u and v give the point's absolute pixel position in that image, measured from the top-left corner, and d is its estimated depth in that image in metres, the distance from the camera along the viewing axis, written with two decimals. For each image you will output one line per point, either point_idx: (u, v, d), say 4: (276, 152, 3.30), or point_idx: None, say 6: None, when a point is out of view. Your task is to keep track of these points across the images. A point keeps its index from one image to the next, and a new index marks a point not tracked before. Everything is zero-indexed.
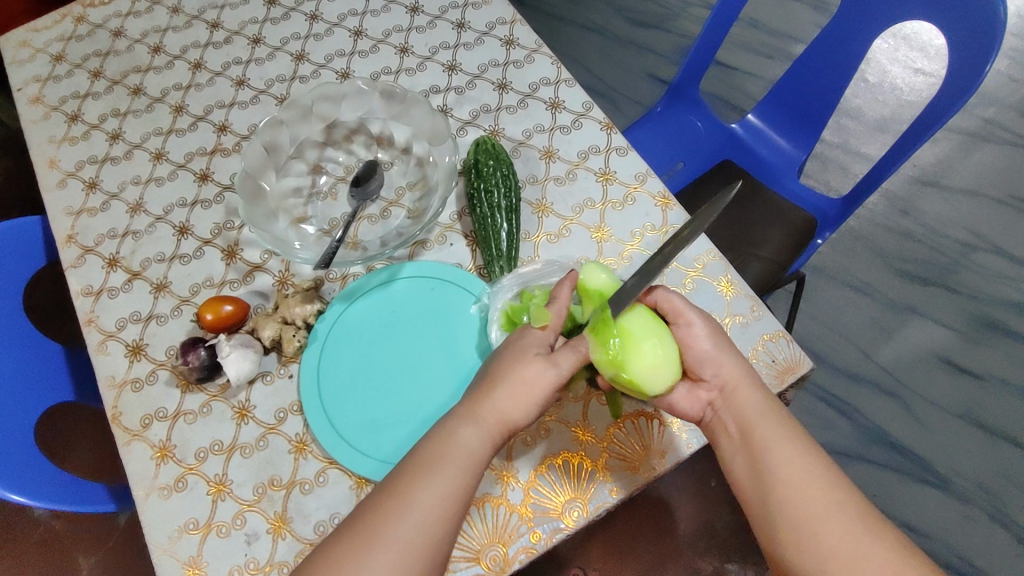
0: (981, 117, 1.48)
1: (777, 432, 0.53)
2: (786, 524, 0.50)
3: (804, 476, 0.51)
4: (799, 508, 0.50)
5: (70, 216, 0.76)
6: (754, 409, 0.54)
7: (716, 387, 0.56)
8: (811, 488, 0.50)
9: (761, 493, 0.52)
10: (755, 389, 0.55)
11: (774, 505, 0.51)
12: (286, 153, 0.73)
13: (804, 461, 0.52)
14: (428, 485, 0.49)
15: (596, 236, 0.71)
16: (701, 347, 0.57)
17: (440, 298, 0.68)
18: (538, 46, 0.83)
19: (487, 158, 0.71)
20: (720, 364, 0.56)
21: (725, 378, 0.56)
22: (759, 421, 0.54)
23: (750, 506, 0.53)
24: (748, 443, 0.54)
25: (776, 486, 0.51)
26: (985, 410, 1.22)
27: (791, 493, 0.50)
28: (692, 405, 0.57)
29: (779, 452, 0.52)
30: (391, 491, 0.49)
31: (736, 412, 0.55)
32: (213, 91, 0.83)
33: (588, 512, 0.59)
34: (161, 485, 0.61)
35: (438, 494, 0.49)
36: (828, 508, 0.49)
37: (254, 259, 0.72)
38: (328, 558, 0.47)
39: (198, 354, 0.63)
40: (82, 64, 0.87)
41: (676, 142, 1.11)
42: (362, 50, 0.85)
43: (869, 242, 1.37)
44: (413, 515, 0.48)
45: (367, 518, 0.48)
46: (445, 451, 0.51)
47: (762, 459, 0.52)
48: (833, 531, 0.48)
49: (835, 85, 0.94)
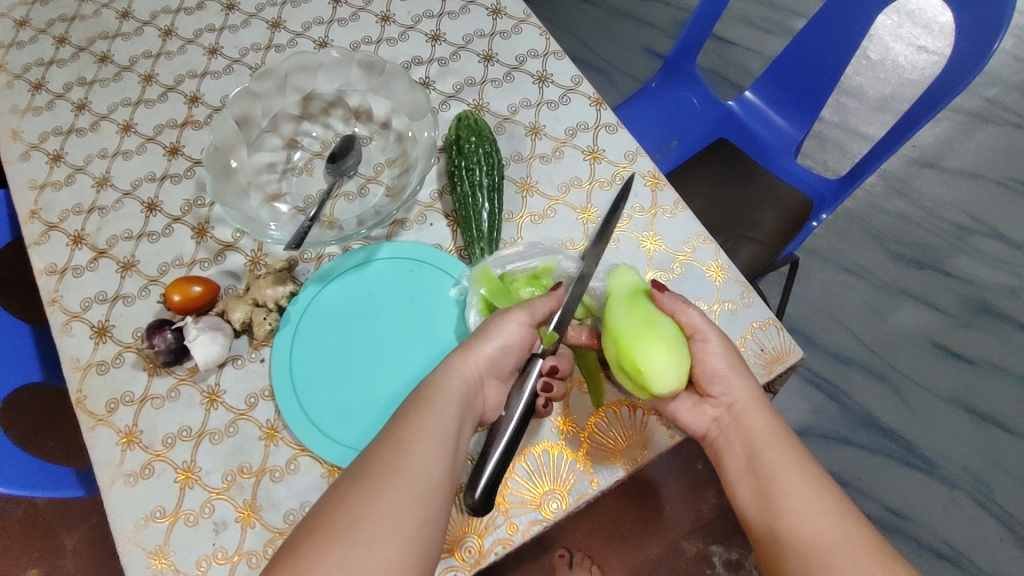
0: (983, 97, 1.44)
1: (786, 457, 0.51)
2: (794, 553, 0.47)
3: (814, 503, 0.48)
4: (808, 535, 0.47)
5: (33, 190, 0.73)
6: (762, 431, 0.53)
7: (723, 404, 0.55)
8: (822, 517, 0.47)
9: (768, 519, 0.49)
10: (764, 413, 0.54)
11: (783, 533, 0.48)
12: (259, 126, 0.70)
13: (814, 487, 0.49)
14: (421, 432, 0.48)
15: (583, 217, 0.68)
16: (714, 363, 0.55)
17: (416, 280, 0.65)
18: (526, 16, 0.79)
19: (469, 134, 0.67)
20: (731, 385, 0.55)
21: (733, 400, 0.55)
22: (768, 445, 0.52)
23: (758, 534, 0.51)
24: (755, 466, 0.52)
25: (784, 511, 0.49)
26: (975, 395, 1.21)
27: (799, 521, 0.48)
28: (696, 419, 0.57)
29: (788, 477, 0.50)
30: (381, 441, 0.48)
31: (744, 433, 0.54)
32: (184, 59, 0.79)
33: (567, 504, 0.57)
34: (126, 472, 0.59)
35: (433, 435, 0.48)
36: (841, 539, 0.46)
37: (226, 237, 0.69)
38: (317, 518, 0.43)
39: (164, 337, 0.60)
40: (47, 29, 0.83)
41: (671, 120, 1.07)
42: (342, 17, 0.81)
43: (865, 224, 1.34)
44: (410, 458, 0.46)
45: (357, 470, 0.45)
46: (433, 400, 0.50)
47: (769, 484, 0.50)
48: (845, 563, 0.45)
49: (836, 64, 0.91)
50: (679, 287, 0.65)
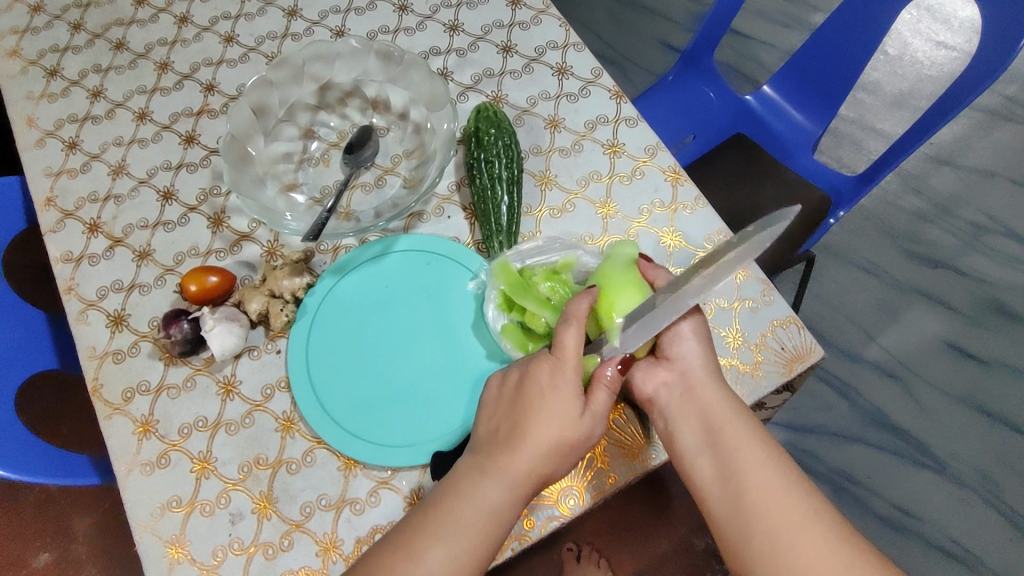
0: (1002, 95, 1.42)
1: (746, 434, 0.53)
2: (760, 529, 0.49)
3: (780, 484, 0.50)
4: (773, 514, 0.49)
5: (49, 177, 0.72)
6: (721, 404, 0.54)
7: (678, 370, 0.56)
8: (786, 496, 0.49)
9: (730, 496, 0.51)
10: (719, 384, 0.55)
11: (747, 509, 0.50)
12: (276, 115, 0.69)
13: (777, 466, 0.51)
14: (444, 551, 0.47)
15: (602, 212, 0.67)
16: (679, 325, 0.57)
17: (434, 275, 0.64)
18: (545, 7, 0.78)
19: (489, 126, 0.66)
20: (689, 347, 0.56)
21: (688, 365, 0.56)
22: (728, 420, 0.53)
23: (715, 510, 0.52)
24: (717, 441, 0.53)
25: (748, 488, 0.50)
26: (988, 396, 1.19)
27: (765, 499, 0.50)
28: (649, 382, 0.57)
29: (751, 455, 0.52)
30: (399, 550, 0.48)
31: (700, 408, 0.54)
32: (199, 47, 0.78)
33: (584, 500, 0.57)
34: (143, 461, 0.59)
35: (451, 560, 0.47)
36: (807, 516, 0.48)
37: (242, 227, 0.68)
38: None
39: (180, 327, 0.60)
40: (62, 16, 0.82)
41: (687, 114, 1.06)
42: (358, 6, 0.80)
43: (879, 222, 1.33)
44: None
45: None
46: (463, 514, 0.49)
47: (732, 462, 0.52)
48: (812, 541, 0.47)
49: (857, 60, 0.89)
50: None
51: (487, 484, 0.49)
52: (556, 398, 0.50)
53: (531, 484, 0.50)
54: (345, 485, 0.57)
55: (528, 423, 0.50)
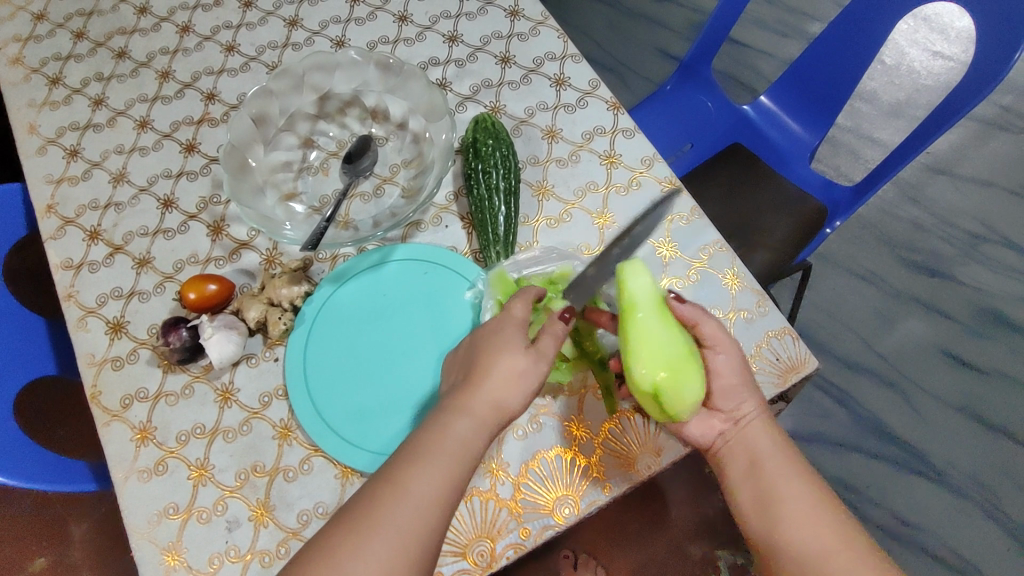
0: (998, 105, 1.43)
1: (788, 468, 0.51)
2: (795, 560, 0.48)
3: (818, 516, 0.48)
4: (808, 544, 0.48)
5: (50, 184, 0.73)
6: (767, 443, 0.53)
7: (731, 419, 0.54)
8: (821, 527, 0.48)
9: (766, 528, 0.50)
10: (769, 425, 0.53)
11: (779, 542, 0.49)
12: (275, 125, 0.70)
13: (816, 497, 0.49)
14: (428, 477, 0.45)
15: (598, 222, 0.68)
16: (727, 378, 0.54)
17: (431, 283, 0.65)
18: (544, 18, 0.78)
19: (487, 136, 0.67)
20: (741, 399, 0.54)
21: (740, 410, 0.54)
22: (771, 457, 0.52)
23: (758, 544, 0.51)
24: (758, 477, 0.52)
25: (786, 519, 0.49)
26: (985, 405, 1.20)
27: (801, 530, 0.48)
28: (703, 433, 0.55)
29: (791, 487, 0.50)
30: (383, 479, 0.46)
31: (747, 446, 0.53)
32: (201, 56, 0.79)
33: (580, 510, 0.57)
34: (140, 469, 0.59)
35: (432, 486, 0.45)
36: (840, 551, 0.47)
37: (241, 235, 0.69)
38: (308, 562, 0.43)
39: (179, 334, 0.60)
40: (65, 24, 0.83)
41: (684, 124, 1.07)
42: (358, 16, 0.80)
43: (876, 230, 1.33)
44: (409, 510, 0.44)
45: (363, 509, 0.44)
46: (439, 445, 0.47)
47: (772, 492, 0.50)
48: (843, 571, 0.46)
49: (853, 71, 0.90)
50: (693, 295, 0.64)
51: (455, 416, 0.49)
52: (503, 331, 0.52)
53: (495, 416, 0.50)
54: (341, 493, 0.58)
55: (488, 356, 0.51)
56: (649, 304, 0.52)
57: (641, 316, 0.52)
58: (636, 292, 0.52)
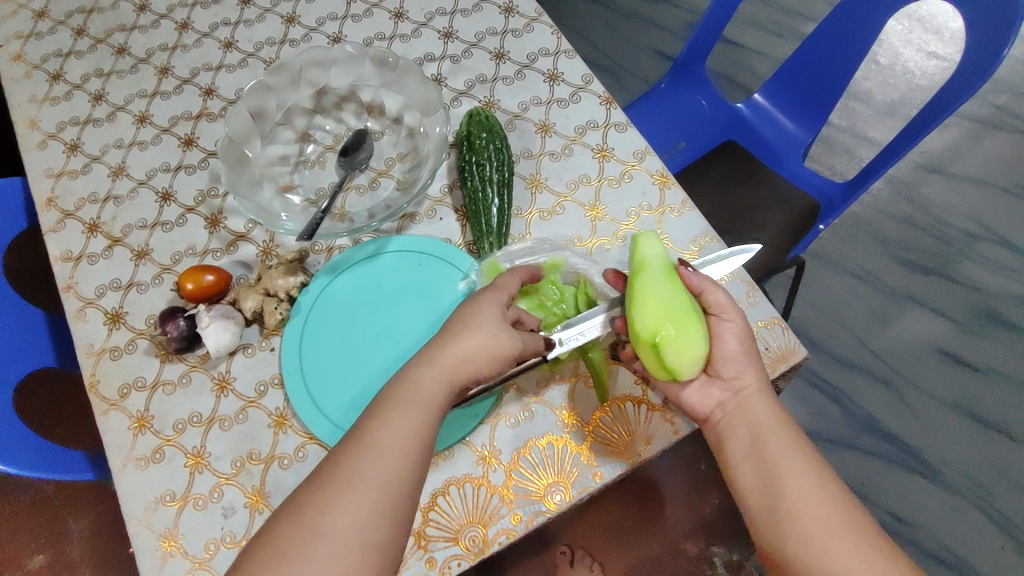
0: (992, 105, 1.44)
1: (789, 445, 0.52)
2: (796, 534, 0.48)
3: (820, 493, 0.49)
4: (810, 519, 0.48)
5: (50, 178, 0.74)
6: (768, 418, 0.53)
7: (731, 389, 0.55)
8: (824, 501, 0.48)
9: (769, 501, 0.50)
10: (770, 402, 0.54)
11: (782, 514, 0.49)
12: (272, 119, 0.71)
13: (817, 474, 0.50)
14: (392, 427, 0.47)
15: (591, 215, 0.69)
16: (730, 346, 0.55)
17: (426, 273, 0.66)
18: (538, 15, 0.79)
19: (480, 130, 0.68)
20: (743, 368, 0.55)
21: (741, 382, 0.55)
22: (773, 432, 0.53)
23: (758, 520, 0.51)
24: (761, 449, 0.52)
25: (788, 495, 0.49)
26: (979, 401, 1.21)
27: (803, 506, 0.48)
28: (702, 401, 0.56)
29: (793, 464, 0.50)
30: (352, 439, 0.47)
31: (748, 419, 0.54)
32: (199, 52, 0.80)
33: (571, 496, 0.58)
34: (138, 456, 0.60)
35: (400, 435, 0.46)
36: (843, 525, 0.47)
37: (238, 228, 0.70)
38: (283, 529, 0.43)
39: (177, 324, 0.61)
40: (65, 21, 0.84)
41: (678, 121, 1.08)
42: (355, 14, 0.82)
43: (871, 229, 1.34)
44: (379, 461, 0.45)
45: (334, 467, 0.45)
46: (406, 396, 0.48)
47: (774, 468, 0.51)
48: (845, 548, 0.46)
49: (846, 69, 0.91)
50: None
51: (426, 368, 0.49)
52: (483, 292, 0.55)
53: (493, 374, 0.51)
54: None
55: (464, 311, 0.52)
56: (658, 265, 0.55)
57: (649, 274, 0.55)
58: (649, 256, 0.56)
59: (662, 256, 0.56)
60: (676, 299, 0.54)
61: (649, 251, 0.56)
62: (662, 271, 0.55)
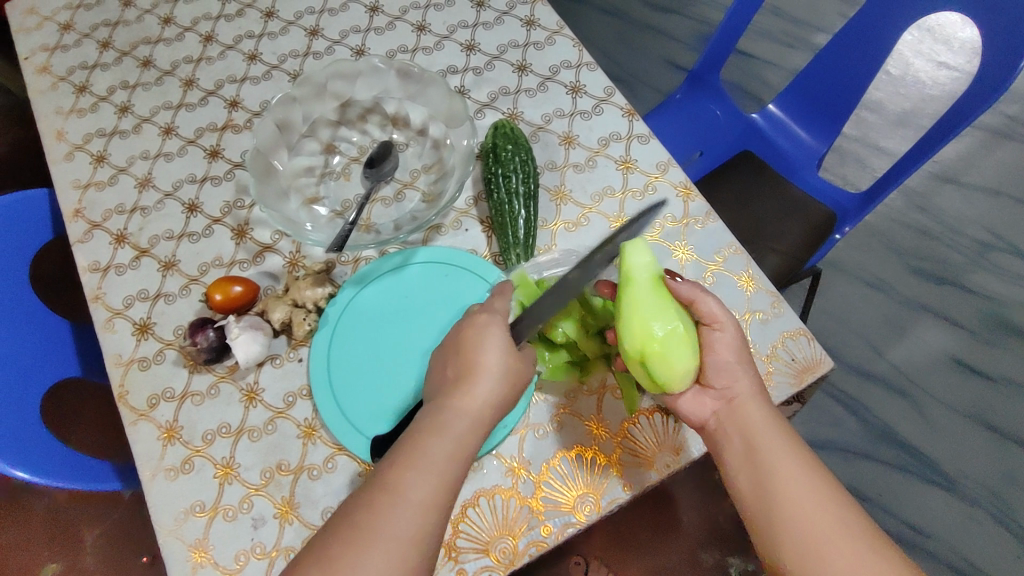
0: (1003, 114, 1.45)
1: (782, 449, 0.51)
2: (791, 540, 0.48)
3: (815, 497, 0.49)
4: (805, 525, 0.48)
5: (77, 190, 0.74)
6: (760, 423, 0.53)
7: (723, 397, 0.55)
8: (820, 509, 0.48)
9: (764, 508, 0.50)
10: (762, 405, 0.54)
11: (776, 521, 0.49)
12: (299, 131, 0.72)
13: (811, 478, 0.50)
14: (419, 477, 0.46)
15: (616, 226, 0.69)
16: (723, 356, 0.55)
17: (454, 285, 0.66)
18: (559, 28, 0.80)
19: (506, 142, 0.69)
20: (735, 378, 0.55)
21: (733, 389, 0.55)
22: (767, 436, 0.52)
23: (754, 525, 0.51)
24: (755, 456, 0.52)
25: (783, 501, 0.49)
26: (993, 411, 1.20)
27: (798, 512, 0.48)
28: (697, 410, 0.56)
29: (786, 468, 0.50)
30: (378, 483, 0.46)
31: (741, 425, 0.53)
32: (224, 65, 0.81)
33: (600, 508, 0.58)
34: (167, 467, 0.60)
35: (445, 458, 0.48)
36: (838, 535, 0.47)
37: (265, 239, 0.70)
38: (329, 551, 0.44)
39: (207, 335, 0.61)
40: (91, 34, 0.85)
41: (694, 132, 1.08)
42: (378, 26, 0.82)
43: (883, 238, 1.35)
44: (406, 511, 0.45)
45: (360, 513, 0.45)
46: (434, 441, 0.48)
47: (769, 473, 0.50)
48: (842, 552, 0.46)
49: (861, 80, 0.91)
50: None
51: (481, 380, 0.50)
52: None
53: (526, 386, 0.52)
54: None
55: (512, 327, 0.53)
56: (644, 279, 0.53)
57: (636, 290, 0.53)
58: (636, 266, 0.54)
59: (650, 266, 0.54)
60: (665, 316, 0.53)
61: (631, 263, 0.53)
62: (648, 286, 0.53)
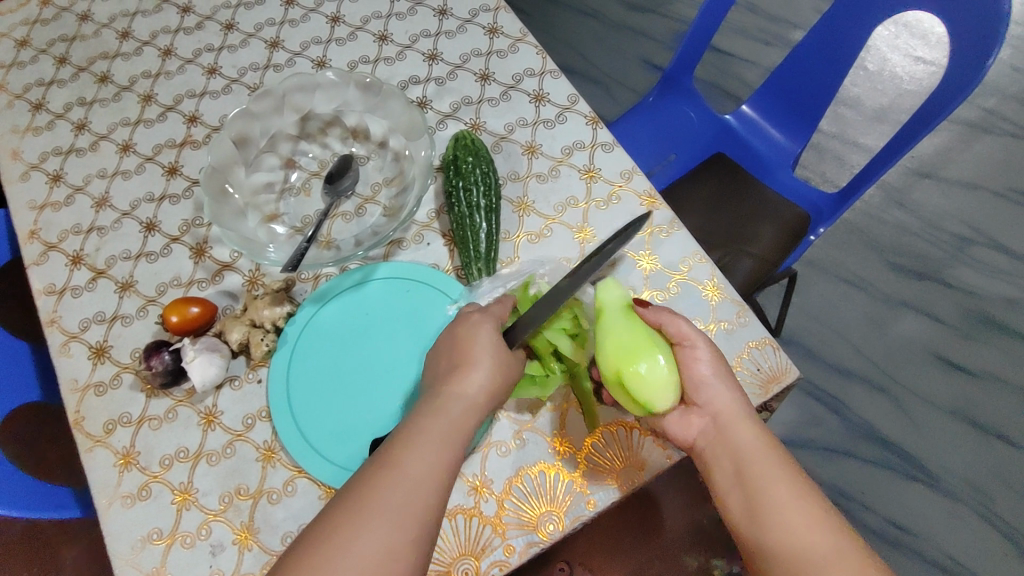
0: (981, 108, 1.44)
1: (773, 473, 0.51)
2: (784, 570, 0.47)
3: (807, 523, 0.48)
4: (797, 554, 0.47)
5: (32, 210, 0.73)
6: (749, 445, 0.52)
7: (708, 414, 0.54)
8: (812, 535, 0.48)
9: (755, 536, 0.49)
10: (751, 424, 0.53)
11: (767, 546, 0.49)
12: (257, 146, 0.70)
13: (803, 502, 0.49)
14: (416, 455, 0.46)
15: (579, 237, 0.68)
16: (701, 371, 0.55)
17: (414, 301, 0.65)
18: (523, 35, 0.79)
19: (466, 154, 0.68)
20: (715, 393, 0.54)
21: (716, 406, 0.54)
22: (756, 459, 0.51)
23: (747, 550, 0.50)
24: (745, 480, 0.51)
25: (774, 530, 0.48)
26: (976, 407, 1.20)
27: (790, 540, 0.48)
28: (683, 429, 0.55)
29: (777, 494, 0.50)
30: (379, 461, 0.46)
31: (730, 447, 0.52)
32: (183, 79, 0.80)
33: (564, 525, 0.57)
34: (124, 494, 0.59)
35: (428, 460, 0.46)
36: (828, 555, 0.47)
37: (223, 257, 0.69)
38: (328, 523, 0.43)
39: (162, 358, 0.60)
40: (48, 50, 0.83)
41: (667, 134, 1.08)
42: (339, 37, 0.81)
43: (863, 235, 1.34)
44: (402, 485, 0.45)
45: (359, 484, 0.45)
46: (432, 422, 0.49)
47: (760, 499, 0.50)
48: None
49: (834, 79, 0.91)
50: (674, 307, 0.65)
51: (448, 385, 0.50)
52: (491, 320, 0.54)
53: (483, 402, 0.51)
54: None
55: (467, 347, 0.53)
56: (615, 311, 0.56)
57: (608, 322, 0.56)
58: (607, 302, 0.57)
59: (619, 298, 0.57)
60: (638, 343, 0.54)
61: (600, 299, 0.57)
62: (618, 317, 0.56)
